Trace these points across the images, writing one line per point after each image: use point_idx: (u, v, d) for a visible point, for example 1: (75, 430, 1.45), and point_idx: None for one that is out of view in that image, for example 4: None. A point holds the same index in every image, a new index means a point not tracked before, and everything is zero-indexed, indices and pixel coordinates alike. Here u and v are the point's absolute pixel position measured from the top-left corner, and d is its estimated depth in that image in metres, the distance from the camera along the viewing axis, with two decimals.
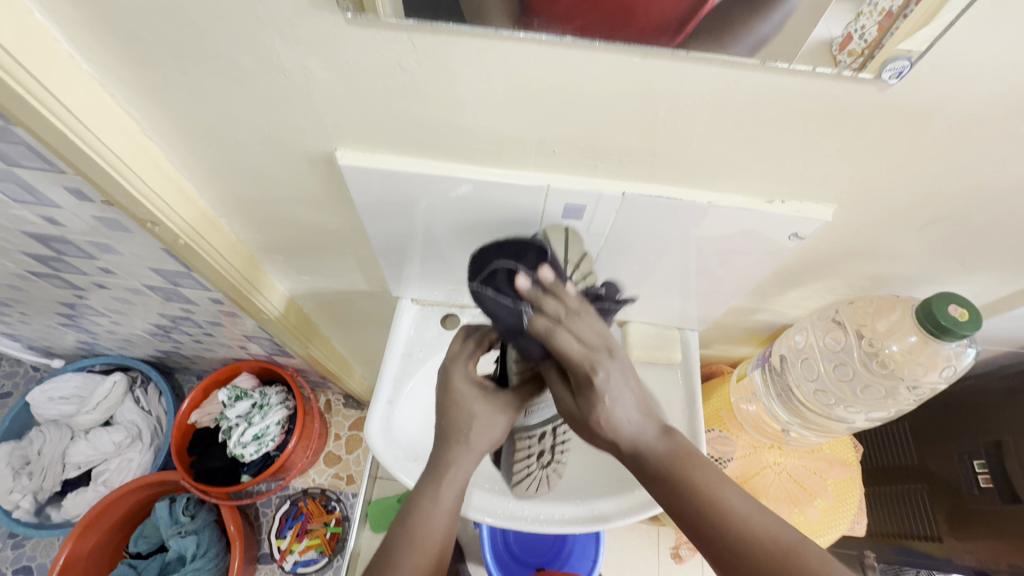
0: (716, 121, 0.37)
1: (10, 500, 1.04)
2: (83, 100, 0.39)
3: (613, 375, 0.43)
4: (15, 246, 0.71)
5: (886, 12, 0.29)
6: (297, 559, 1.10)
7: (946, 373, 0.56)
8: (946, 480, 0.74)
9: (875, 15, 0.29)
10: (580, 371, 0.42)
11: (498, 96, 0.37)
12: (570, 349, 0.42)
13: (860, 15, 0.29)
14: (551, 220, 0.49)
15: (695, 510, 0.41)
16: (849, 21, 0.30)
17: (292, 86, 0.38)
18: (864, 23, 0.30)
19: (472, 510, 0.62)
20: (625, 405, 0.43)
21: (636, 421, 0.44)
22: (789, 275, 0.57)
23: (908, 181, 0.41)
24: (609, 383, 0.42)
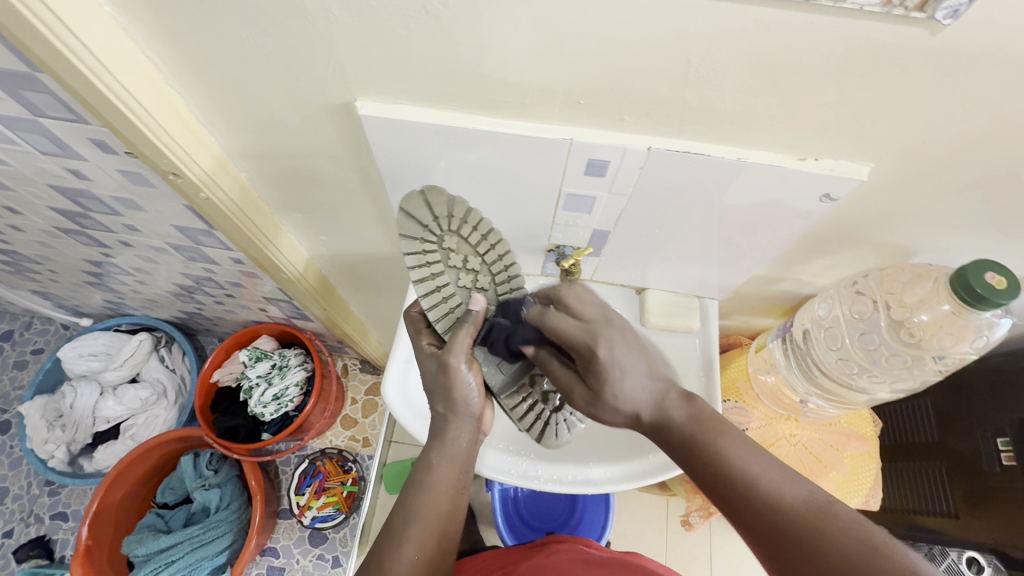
0: (751, 70, 0.35)
1: (45, 450, 1.10)
2: (104, 42, 0.39)
3: (615, 343, 0.45)
4: (42, 201, 0.72)
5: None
6: (315, 515, 1.13)
7: (977, 343, 0.54)
8: (967, 457, 0.73)
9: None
10: (582, 345, 0.46)
11: (523, 41, 0.35)
12: (564, 324, 0.47)
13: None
14: (572, 177, 0.48)
15: (721, 480, 0.41)
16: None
17: (314, 31, 0.37)
18: None
19: (486, 468, 0.63)
20: (636, 373, 0.45)
21: (651, 389, 0.45)
22: (816, 242, 0.55)
23: (951, 138, 0.39)
24: (614, 355, 0.45)
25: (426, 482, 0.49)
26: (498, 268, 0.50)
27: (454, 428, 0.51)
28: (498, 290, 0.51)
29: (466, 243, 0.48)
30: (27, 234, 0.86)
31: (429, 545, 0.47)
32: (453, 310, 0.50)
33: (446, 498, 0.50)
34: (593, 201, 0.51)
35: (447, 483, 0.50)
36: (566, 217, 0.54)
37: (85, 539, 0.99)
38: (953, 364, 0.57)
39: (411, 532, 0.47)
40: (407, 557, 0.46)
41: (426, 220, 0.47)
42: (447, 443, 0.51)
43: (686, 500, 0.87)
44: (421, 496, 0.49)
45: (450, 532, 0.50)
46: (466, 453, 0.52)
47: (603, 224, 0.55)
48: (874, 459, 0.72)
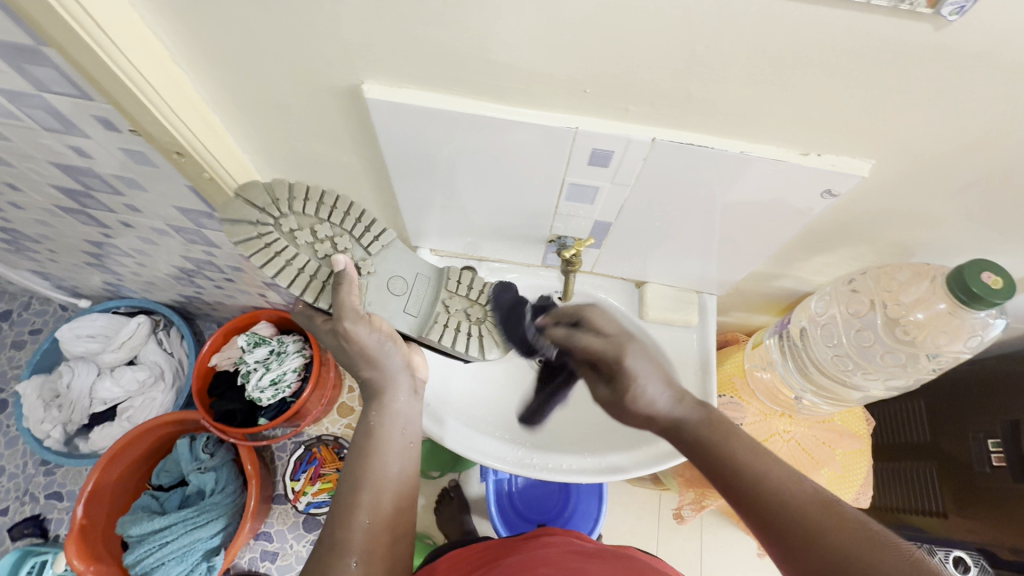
0: (758, 62, 0.35)
1: (42, 430, 1.10)
2: (110, 16, 0.39)
3: (636, 352, 0.53)
4: (44, 178, 0.72)
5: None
6: (309, 500, 1.13)
7: (972, 343, 0.55)
8: (958, 458, 0.74)
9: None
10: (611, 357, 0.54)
11: (531, 27, 0.36)
12: (593, 343, 0.58)
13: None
14: (576, 167, 0.48)
15: (732, 479, 0.42)
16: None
17: (322, 12, 0.37)
18: None
19: (454, 441, 0.64)
20: (654, 381, 0.50)
21: (670, 394, 0.50)
22: (815, 239, 0.56)
23: (953, 137, 0.40)
24: (636, 364, 0.52)
25: (368, 445, 0.52)
26: (353, 223, 0.54)
27: (387, 386, 0.57)
28: (362, 242, 0.55)
29: (306, 215, 0.52)
30: (28, 212, 0.86)
31: (382, 511, 0.48)
32: (320, 279, 0.54)
33: (394, 457, 0.52)
34: (596, 192, 0.51)
35: (394, 441, 0.53)
36: (568, 207, 0.55)
37: (79, 517, 0.99)
38: (946, 363, 0.58)
39: (360, 496, 0.48)
40: (360, 522, 0.47)
41: (255, 213, 0.50)
42: (386, 403, 0.56)
43: (679, 494, 0.88)
44: (366, 458, 0.51)
45: (406, 492, 0.51)
46: (406, 409, 0.57)
47: (604, 216, 0.55)
48: (865, 457, 0.72)
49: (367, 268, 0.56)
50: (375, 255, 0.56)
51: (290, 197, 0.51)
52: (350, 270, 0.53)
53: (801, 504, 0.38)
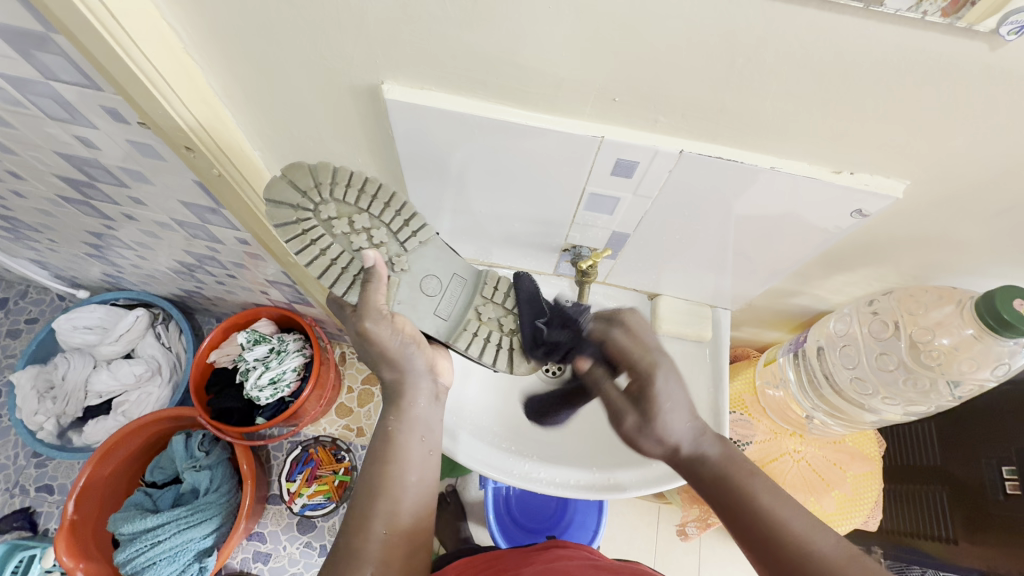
0: (799, 76, 0.34)
1: (35, 422, 1.08)
2: (125, 6, 0.37)
3: (668, 377, 0.48)
4: (47, 168, 0.70)
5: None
6: (305, 502, 1.12)
7: (999, 371, 0.53)
8: (971, 483, 0.72)
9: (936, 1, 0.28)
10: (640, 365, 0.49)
11: (564, 32, 0.34)
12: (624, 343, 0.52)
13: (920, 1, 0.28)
14: (598, 176, 0.46)
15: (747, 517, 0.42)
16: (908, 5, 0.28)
17: (347, 9, 0.36)
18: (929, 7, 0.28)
19: (463, 456, 0.62)
20: (680, 406, 0.47)
21: (691, 427, 0.47)
22: (838, 258, 0.54)
23: (994, 161, 0.39)
24: (667, 387, 0.47)
25: (388, 452, 0.48)
26: (390, 217, 0.50)
27: (408, 389, 0.52)
28: (400, 238, 0.51)
29: (346, 203, 0.49)
30: (29, 201, 0.84)
31: (399, 520, 0.46)
32: (353, 273, 0.51)
33: (414, 466, 0.48)
34: (616, 203, 0.50)
35: (415, 447, 0.49)
36: (586, 217, 0.53)
37: (70, 513, 0.97)
38: (969, 391, 0.56)
39: (377, 506, 0.45)
40: (377, 532, 0.44)
41: (295, 198, 0.48)
42: (405, 406, 0.51)
43: (683, 509, 0.86)
44: (382, 467, 0.47)
45: (425, 503, 0.48)
46: (427, 413, 0.52)
47: (623, 227, 0.54)
48: (875, 481, 0.71)
49: (400, 263, 0.52)
50: (409, 251, 0.52)
51: (331, 184, 0.48)
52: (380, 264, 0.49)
53: (823, 554, 0.38)
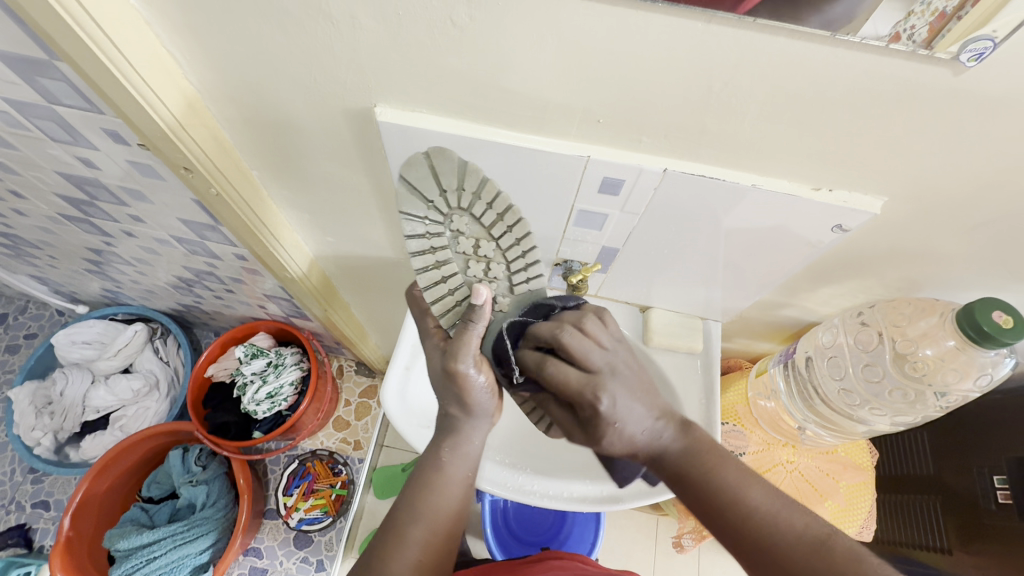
0: (772, 99, 0.35)
1: (32, 437, 1.09)
2: (127, 36, 0.39)
3: (618, 400, 0.45)
4: (48, 187, 0.71)
5: (939, 13, 0.28)
6: (302, 517, 1.12)
7: (981, 382, 0.54)
8: (964, 493, 0.72)
9: (927, 15, 0.29)
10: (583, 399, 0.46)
11: (547, 58, 0.36)
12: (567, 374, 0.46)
13: (911, 14, 0.29)
14: (586, 194, 0.48)
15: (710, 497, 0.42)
16: (898, 20, 0.29)
17: (339, 37, 0.37)
18: (915, 23, 0.29)
19: (484, 481, 0.63)
20: (635, 419, 0.46)
21: (651, 429, 0.47)
22: (823, 271, 0.55)
23: (966, 178, 0.40)
24: (615, 407, 0.45)
25: (432, 477, 0.48)
26: (515, 258, 0.48)
27: (471, 427, 0.51)
28: (513, 278, 0.49)
29: (478, 224, 0.46)
30: (30, 219, 0.85)
31: (433, 547, 0.46)
32: (457, 300, 0.50)
33: (455, 496, 0.48)
34: (604, 219, 0.51)
35: (459, 478, 0.49)
36: (576, 233, 0.54)
37: (66, 529, 0.97)
38: (955, 401, 0.57)
39: (412, 531, 0.46)
40: (408, 557, 0.45)
41: (423, 209, 0.46)
42: (460, 441, 0.51)
43: (679, 521, 0.86)
44: (423, 492, 0.47)
45: (455, 533, 0.48)
46: (479, 452, 0.51)
47: (612, 242, 0.55)
48: (869, 490, 0.72)
49: (501, 306, 0.51)
50: (517, 295, 0.50)
51: (472, 194, 0.45)
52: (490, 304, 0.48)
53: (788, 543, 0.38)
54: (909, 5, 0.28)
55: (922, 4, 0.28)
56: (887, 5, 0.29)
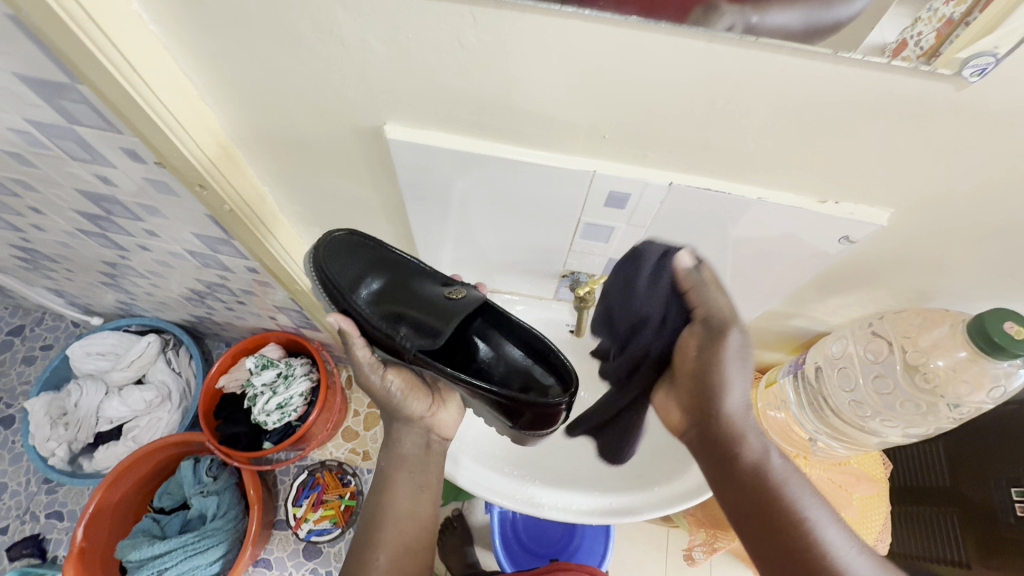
0: (775, 115, 0.36)
1: (47, 448, 1.10)
2: (146, 60, 0.40)
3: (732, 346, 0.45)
4: (66, 203, 0.73)
5: (946, 19, 0.28)
6: (311, 527, 1.12)
7: (994, 393, 0.54)
8: (982, 505, 0.71)
9: (933, 22, 0.29)
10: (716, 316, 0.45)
11: (554, 77, 0.36)
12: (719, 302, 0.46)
13: (918, 21, 0.29)
14: (593, 208, 0.48)
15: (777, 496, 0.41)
16: (905, 27, 0.29)
17: (350, 58, 0.38)
18: (921, 30, 0.29)
19: (479, 487, 0.62)
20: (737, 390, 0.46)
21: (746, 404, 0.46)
22: (831, 281, 0.55)
23: (972, 190, 0.40)
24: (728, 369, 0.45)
25: (384, 487, 0.57)
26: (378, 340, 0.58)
27: (402, 431, 0.59)
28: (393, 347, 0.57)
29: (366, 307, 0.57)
30: (48, 233, 0.87)
31: (395, 547, 0.54)
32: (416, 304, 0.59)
33: (405, 500, 0.56)
34: (611, 232, 0.52)
35: (403, 488, 0.57)
36: (583, 245, 0.55)
37: (79, 540, 0.98)
38: (968, 413, 0.56)
39: (376, 536, 0.55)
40: (378, 559, 0.54)
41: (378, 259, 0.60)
42: (395, 450, 0.59)
43: (690, 533, 0.86)
44: (379, 500, 0.56)
45: (423, 531, 0.56)
46: (417, 454, 0.59)
47: (619, 254, 0.56)
48: (883, 502, 0.71)
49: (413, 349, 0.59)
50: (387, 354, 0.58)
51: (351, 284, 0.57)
52: (346, 327, 0.53)
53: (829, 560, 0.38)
54: (916, 12, 0.28)
55: (929, 10, 0.28)
56: (896, 11, 0.28)
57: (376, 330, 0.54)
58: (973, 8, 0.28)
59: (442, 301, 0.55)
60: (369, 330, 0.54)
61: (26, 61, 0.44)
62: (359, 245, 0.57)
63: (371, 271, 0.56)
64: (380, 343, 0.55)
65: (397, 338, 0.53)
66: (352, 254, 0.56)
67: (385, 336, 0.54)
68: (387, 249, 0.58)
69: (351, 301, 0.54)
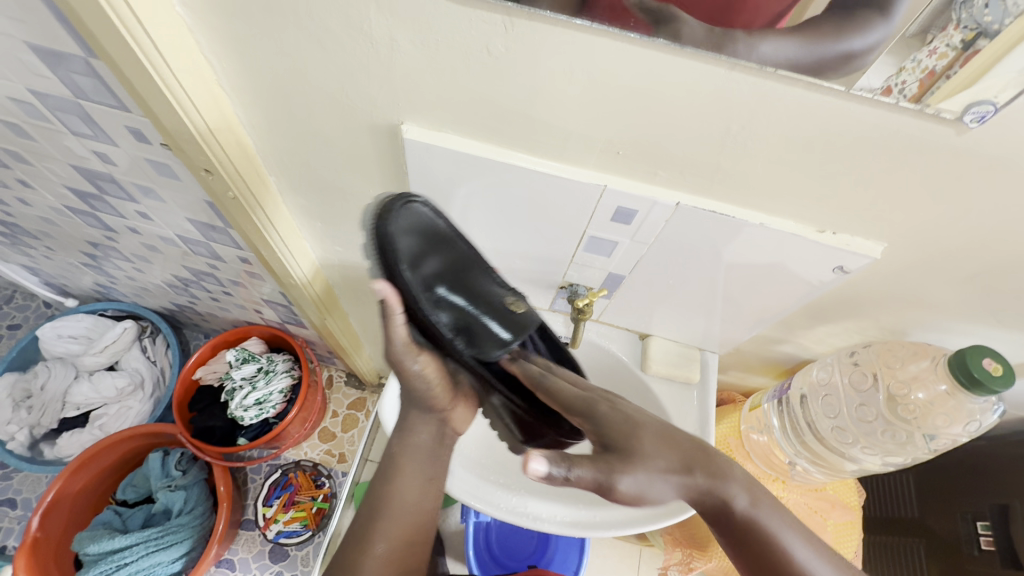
0: (786, 143, 0.37)
1: (6, 431, 1.05)
2: (170, 41, 0.40)
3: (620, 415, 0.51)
4: (59, 178, 0.71)
5: (929, 70, 0.31)
6: (280, 529, 1.09)
7: (970, 427, 0.56)
8: (946, 538, 0.73)
9: (917, 72, 0.31)
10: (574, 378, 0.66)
11: (577, 90, 0.37)
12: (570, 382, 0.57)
13: (902, 70, 0.31)
14: (598, 221, 0.49)
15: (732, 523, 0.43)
16: (890, 75, 0.31)
17: (376, 55, 0.38)
18: (906, 79, 0.31)
19: (465, 495, 0.64)
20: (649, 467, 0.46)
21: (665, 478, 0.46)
22: (820, 310, 0.57)
23: (961, 229, 0.42)
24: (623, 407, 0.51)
25: (393, 471, 0.54)
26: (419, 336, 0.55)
27: (418, 421, 0.57)
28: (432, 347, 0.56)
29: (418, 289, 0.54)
30: (34, 208, 0.85)
31: (395, 538, 0.51)
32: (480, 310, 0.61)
33: (412, 490, 0.54)
34: (614, 246, 0.53)
35: (413, 472, 0.55)
36: (584, 257, 0.56)
37: (34, 530, 0.94)
38: (943, 445, 0.59)
39: (380, 525, 0.52)
40: (376, 548, 0.50)
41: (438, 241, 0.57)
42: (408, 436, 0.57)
43: (665, 552, 0.86)
44: (379, 489, 0.54)
45: (421, 525, 0.54)
46: (430, 445, 0.57)
47: (619, 269, 0.56)
48: (856, 530, 0.72)
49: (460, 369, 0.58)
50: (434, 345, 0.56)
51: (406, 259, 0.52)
52: (391, 299, 0.49)
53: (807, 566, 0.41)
54: (900, 62, 0.31)
55: (914, 61, 0.31)
56: (885, 58, 0.31)
57: (428, 318, 0.52)
58: (954, 63, 0.30)
59: (501, 311, 0.59)
60: (422, 317, 0.52)
61: (39, 30, 0.43)
62: (431, 226, 0.54)
63: (432, 254, 0.55)
64: (424, 332, 0.54)
65: (451, 337, 0.54)
66: (418, 230, 0.53)
67: (439, 327, 0.53)
68: (453, 237, 0.57)
69: (405, 277, 0.51)
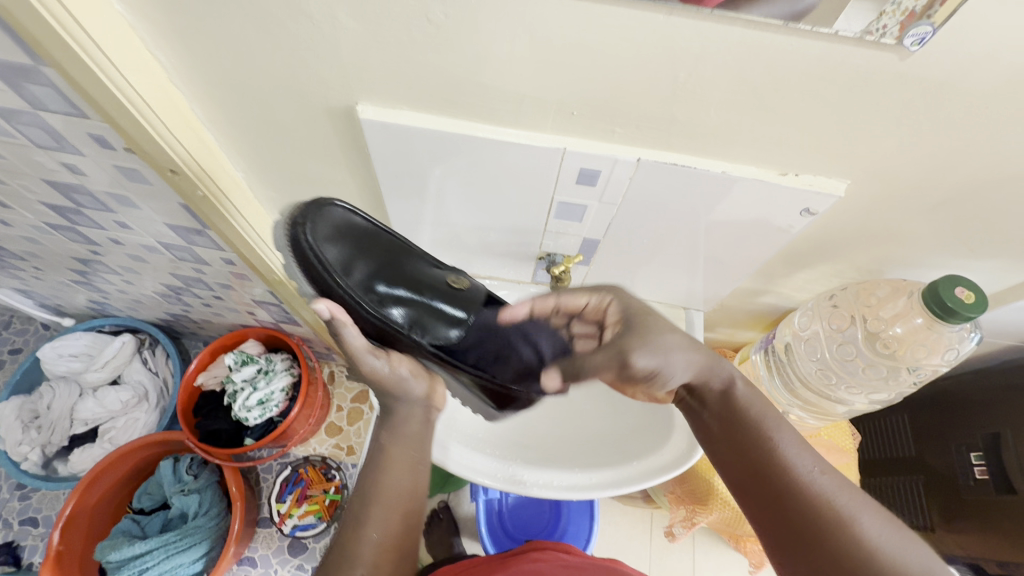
0: (737, 88, 0.37)
1: (18, 452, 1.07)
2: (113, 39, 0.40)
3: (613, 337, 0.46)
4: (33, 195, 0.72)
5: (909, 12, 0.30)
6: (295, 523, 1.11)
7: (949, 356, 0.57)
8: (943, 472, 0.75)
9: (898, 14, 0.31)
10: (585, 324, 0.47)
11: (522, 51, 0.37)
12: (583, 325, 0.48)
13: (883, 14, 0.31)
14: (565, 186, 0.49)
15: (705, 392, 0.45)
16: (871, 20, 0.31)
17: (320, 34, 0.38)
18: (886, 22, 0.31)
19: (455, 464, 0.64)
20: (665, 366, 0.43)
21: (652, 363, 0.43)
22: (798, 256, 0.57)
23: (921, 160, 0.42)
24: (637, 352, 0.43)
25: (380, 460, 0.49)
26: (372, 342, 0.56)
27: (405, 410, 0.52)
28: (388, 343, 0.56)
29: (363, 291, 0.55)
30: (15, 229, 0.85)
31: (392, 523, 0.47)
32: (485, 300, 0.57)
33: (404, 474, 0.49)
34: (585, 210, 0.53)
35: (403, 461, 0.49)
36: (558, 225, 0.56)
37: (56, 544, 0.96)
38: (926, 376, 0.60)
39: (370, 512, 0.47)
40: (369, 537, 0.46)
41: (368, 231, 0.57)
42: (397, 426, 0.51)
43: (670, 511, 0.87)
44: (375, 475, 0.48)
45: (417, 507, 0.49)
46: (419, 430, 0.52)
47: (593, 233, 0.57)
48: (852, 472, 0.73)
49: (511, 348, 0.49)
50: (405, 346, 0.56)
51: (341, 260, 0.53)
52: (338, 315, 0.48)
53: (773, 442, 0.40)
54: (880, 6, 0.30)
55: (893, 4, 0.30)
56: (858, 4, 0.30)
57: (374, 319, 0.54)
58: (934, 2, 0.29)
59: (445, 290, 0.60)
60: (369, 320, 0.54)
61: None
62: (353, 224, 0.55)
63: (365, 251, 0.55)
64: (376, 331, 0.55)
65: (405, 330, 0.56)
66: (342, 232, 0.54)
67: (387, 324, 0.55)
68: (380, 231, 0.57)
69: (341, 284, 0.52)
